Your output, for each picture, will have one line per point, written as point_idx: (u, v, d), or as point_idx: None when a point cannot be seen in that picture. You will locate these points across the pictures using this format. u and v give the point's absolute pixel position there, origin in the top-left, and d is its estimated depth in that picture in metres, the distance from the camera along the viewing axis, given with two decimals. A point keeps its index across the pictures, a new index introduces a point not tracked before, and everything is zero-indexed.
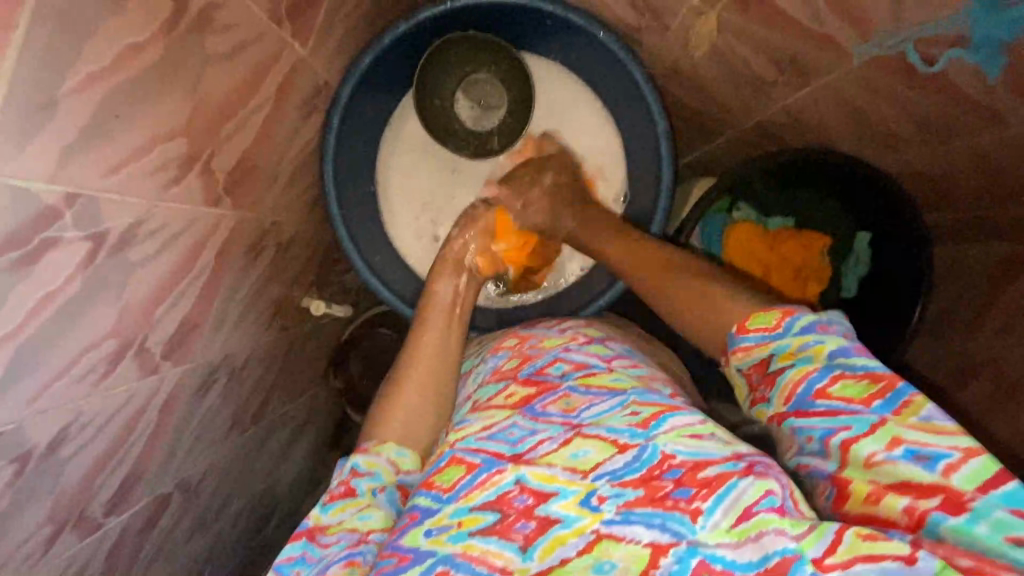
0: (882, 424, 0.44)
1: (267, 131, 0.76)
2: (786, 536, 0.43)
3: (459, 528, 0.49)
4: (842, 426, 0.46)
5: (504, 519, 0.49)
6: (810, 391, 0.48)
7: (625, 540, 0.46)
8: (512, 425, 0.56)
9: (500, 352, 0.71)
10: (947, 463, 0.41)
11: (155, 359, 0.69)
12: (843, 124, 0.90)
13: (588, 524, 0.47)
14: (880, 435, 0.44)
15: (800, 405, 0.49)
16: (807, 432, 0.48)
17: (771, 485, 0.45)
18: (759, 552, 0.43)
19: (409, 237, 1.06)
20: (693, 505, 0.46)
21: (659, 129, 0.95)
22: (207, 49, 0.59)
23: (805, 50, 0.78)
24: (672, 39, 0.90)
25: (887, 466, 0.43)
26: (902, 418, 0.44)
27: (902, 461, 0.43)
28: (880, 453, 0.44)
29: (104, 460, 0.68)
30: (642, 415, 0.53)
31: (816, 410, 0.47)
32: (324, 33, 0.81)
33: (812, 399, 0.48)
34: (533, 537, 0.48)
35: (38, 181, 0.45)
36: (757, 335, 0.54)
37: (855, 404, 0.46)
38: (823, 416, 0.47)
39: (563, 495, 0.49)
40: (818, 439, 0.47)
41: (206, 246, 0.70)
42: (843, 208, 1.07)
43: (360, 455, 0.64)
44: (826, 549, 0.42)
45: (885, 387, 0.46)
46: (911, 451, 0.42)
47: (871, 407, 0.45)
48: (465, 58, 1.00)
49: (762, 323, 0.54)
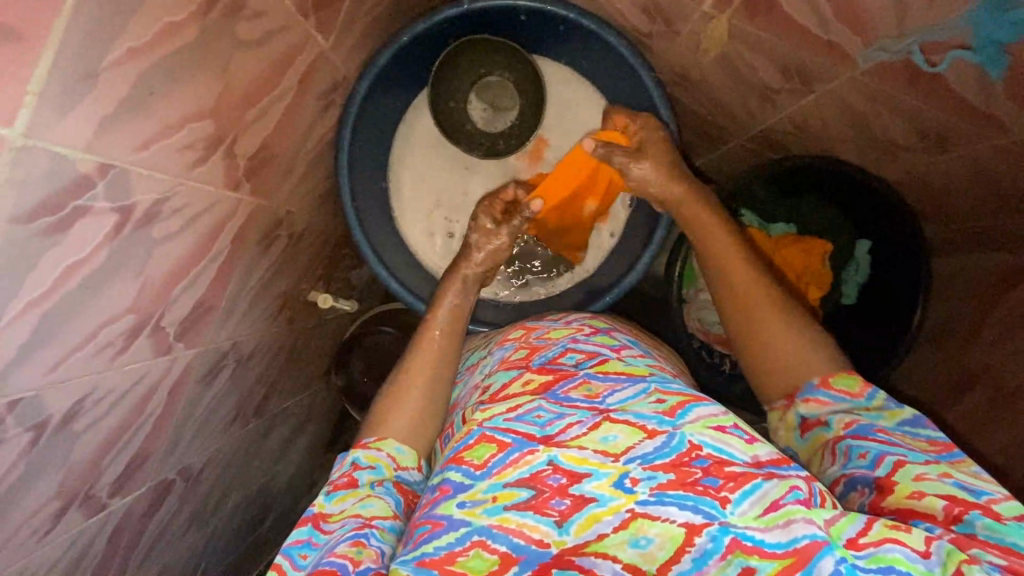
0: (935, 462, 0.50)
1: (287, 121, 0.78)
2: (814, 525, 0.45)
3: (494, 502, 0.49)
4: (898, 451, 0.51)
5: (539, 496, 0.49)
6: (873, 426, 0.54)
7: (660, 519, 0.47)
8: (537, 408, 0.56)
9: (506, 344, 0.73)
10: (990, 497, 0.46)
11: (169, 339, 0.70)
12: (845, 132, 0.93)
13: (623, 503, 0.48)
14: (933, 466, 0.49)
15: (860, 433, 0.54)
16: (861, 449, 0.53)
17: (796, 482, 0.48)
18: (788, 535, 0.45)
19: (422, 235, 1.08)
20: (722, 494, 0.48)
21: (668, 130, 0.97)
22: (238, 35, 0.60)
23: (811, 57, 0.81)
24: (682, 46, 0.93)
25: (936, 482, 0.48)
26: (956, 467, 0.50)
27: (950, 483, 0.47)
28: (930, 473, 0.48)
29: (114, 438, 0.69)
30: (669, 403, 0.55)
31: (876, 437, 0.53)
32: (346, 28, 0.83)
33: (874, 430, 0.54)
34: (569, 513, 0.48)
35: (73, 148, 0.46)
36: (838, 394, 0.59)
37: (913, 448, 0.52)
38: (882, 442, 0.52)
39: (597, 476, 0.50)
40: (871, 455, 0.52)
41: (224, 229, 0.72)
42: (845, 216, 1.09)
43: (361, 450, 0.65)
44: (859, 531, 0.45)
45: (943, 449, 0.52)
46: (959, 482, 0.48)
47: (927, 454, 0.51)
48: (479, 59, 1.03)
49: (848, 383, 0.59)
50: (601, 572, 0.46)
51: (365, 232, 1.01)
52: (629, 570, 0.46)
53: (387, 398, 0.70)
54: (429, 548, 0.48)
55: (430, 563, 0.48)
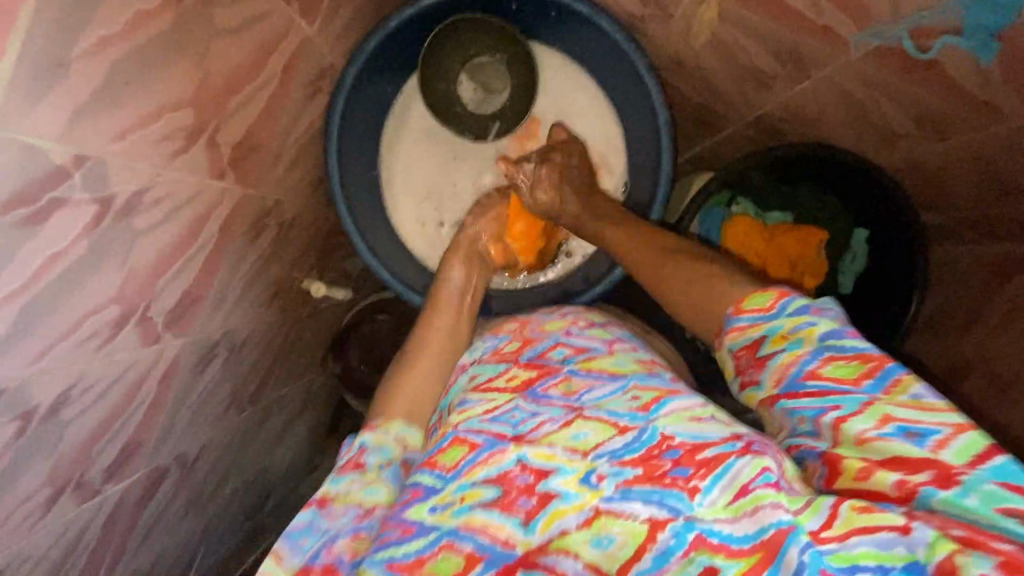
0: (872, 404, 0.46)
1: (273, 108, 0.77)
2: (782, 510, 0.44)
3: (462, 502, 0.52)
4: (832, 405, 0.48)
5: (506, 495, 0.52)
6: (802, 372, 0.51)
7: (622, 516, 0.49)
8: (514, 408, 0.59)
9: (500, 334, 0.73)
10: (937, 441, 0.43)
11: (156, 329, 0.71)
12: (842, 120, 0.92)
13: (587, 501, 0.50)
14: (870, 413, 0.46)
15: (792, 388, 0.51)
16: (798, 412, 0.50)
17: (768, 462, 0.47)
18: (756, 525, 0.45)
19: (413, 226, 1.09)
20: (691, 484, 0.49)
21: (660, 118, 0.96)
22: (216, 21, 0.59)
23: (805, 41, 0.79)
24: (676, 29, 0.91)
25: (878, 443, 0.45)
26: (891, 397, 0.46)
27: (893, 438, 0.44)
28: (870, 430, 0.45)
29: (106, 425, 0.70)
30: (643, 400, 0.56)
31: (807, 389, 0.50)
32: (331, 14, 0.81)
33: (804, 379, 0.50)
34: (535, 513, 0.51)
35: (48, 141, 0.46)
36: (751, 317, 0.57)
37: (845, 384, 0.48)
38: (814, 395, 0.49)
39: (563, 472, 0.52)
40: (809, 420, 0.49)
41: (209, 219, 0.72)
42: (843, 204, 1.08)
43: (369, 432, 0.64)
44: (823, 523, 0.43)
45: (873, 368, 0.48)
46: (901, 429, 0.45)
47: (860, 387, 0.48)
48: (466, 40, 1.00)
49: (760, 302, 0.57)
50: (563, 568, 0.48)
51: (363, 237, 1.01)
52: (591, 569, 0.48)
53: (381, 394, 0.70)
54: (398, 552, 0.50)
55: (400, 566, 0.50)
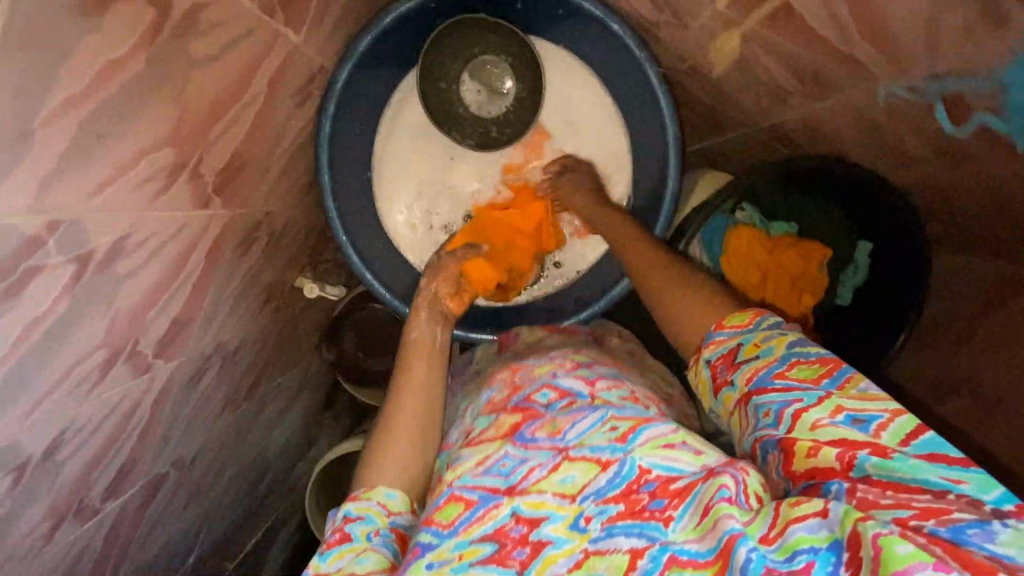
0: (828, 397, 0.51)
1: (259, 124, 0.72)
2: (733, 518, 0.47)
3: (460, 559, 0.54)
4: (795, 399, 0.52)
5: (502, 549, 0.54)
6: (770, 373, 0.54)
7: (608, 552, 0.51)
8: (503, 456, 0.60)
9: (493, 383, 0.74)
10: (878, 424, 0.49)
11: (147, 359, 0.69)
12: (856, 135, 0.87)
13: (577, 545, 0.52)
14: (825, 405, 0.50)
15: (761, 385, 0.54)
16: (765, 406, 0.53)
17: (725, 480, 0.50)
18: (715, 538, 0.48)
19: (404, 227, 1.04)
20: (665, 514, 0.51)
21: (669, 134, 0.94)
22: (194, 53, 0.54)
23: (827, 66, 0.74)
24: (691, 38, 0.84)
25: (830, 427, 0.49)
26: (844, 392, 0.51)
27: (842, 424, 0.49)
28: (825, 418, 0.50)
29: (104, 454, 0.70)
30: (621, 429, 0.58)
31: (775, 386, 0.53)
32: (319, 17, 0.75)
33: (772, 378, 0.54)
34: (528, 561, 0.52)
35: (19, 216, 0.43)
36: (730, 330, 0.60)
37: (807, 383, 0.52)
38: (780, 391, 0.53)
39: (554, 519, 0.54)
40: (774, 411, 0.52)
41: (196, 247, 0.69)
42: (847, 219, 1.08)
43: (352, 502, 0.66)
44: (769, 525, 0.47)
45: (830, 369, 0.53)
46: (849, 417, 0.49)
47: (819, 384, 0.52)
48: (475, 39, 0.96)
49: (739, 319, 0.60)
50: None
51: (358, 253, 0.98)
52: None
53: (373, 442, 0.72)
54: None
55: None
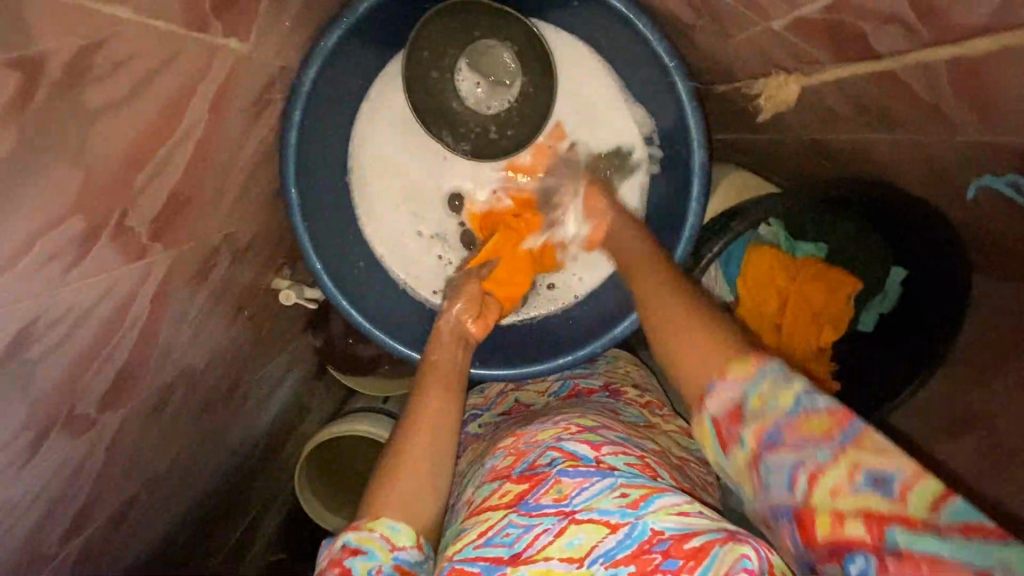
0: (843, 453, 0.40)
1: (208, 148, 0.61)
2: None
3: None
4: (807, 459, 0.41)
5: None
6: (778, 427, 0.42)
7: None
8: (507, 525, 0.50)
9: (496, 450, 0.61)
10: (901, 484, 0.38)
11: (89, 418, 0.62)
12: (912, 166, 0.74)
13: None
14: (841, 465, 0.39)
15: (768, 442, 0.43)
16: (774, 469, 0.42)
17: (747, 548, 0.42)
18: None
19: (391, 234, 0.92)
20: None
21: (696, 159, 0.81)
22: (93, 101, 0.44)
23: (893, 104, 0.60)
24: (723, 45, 0.71)
25: (851, 496, 0.38)
26: (860, 444, 0.40)
27: (864, 489, 0.38)
28: (844, 485, 0.39)
29: (51, 512, 0.65)
30: (632, 494, 0.48)
31: (784, 444, 0.42)
32: (272, 14, 0.62)
33: (779, 433, 0.42)
34: None
35: None
36: (732, 381, 0.46)
37: (819, 438, 0.41)
38: (790, 449, 0.41)
39: None
40: (786, 476, 0.41)
41: (134, 300, 0.59)
42: (885, 241, 0.94)
43: (352, 531, 0.53)
44: None
45: (842, 418, 0.41)
46: (870, 477, 0.38)
47: (831, 438, 0.41)
48: (473, 22, 0.80)
49: (741, 366, 0.46)
50: None
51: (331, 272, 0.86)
52: None
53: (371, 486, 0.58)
54: None
55: None
